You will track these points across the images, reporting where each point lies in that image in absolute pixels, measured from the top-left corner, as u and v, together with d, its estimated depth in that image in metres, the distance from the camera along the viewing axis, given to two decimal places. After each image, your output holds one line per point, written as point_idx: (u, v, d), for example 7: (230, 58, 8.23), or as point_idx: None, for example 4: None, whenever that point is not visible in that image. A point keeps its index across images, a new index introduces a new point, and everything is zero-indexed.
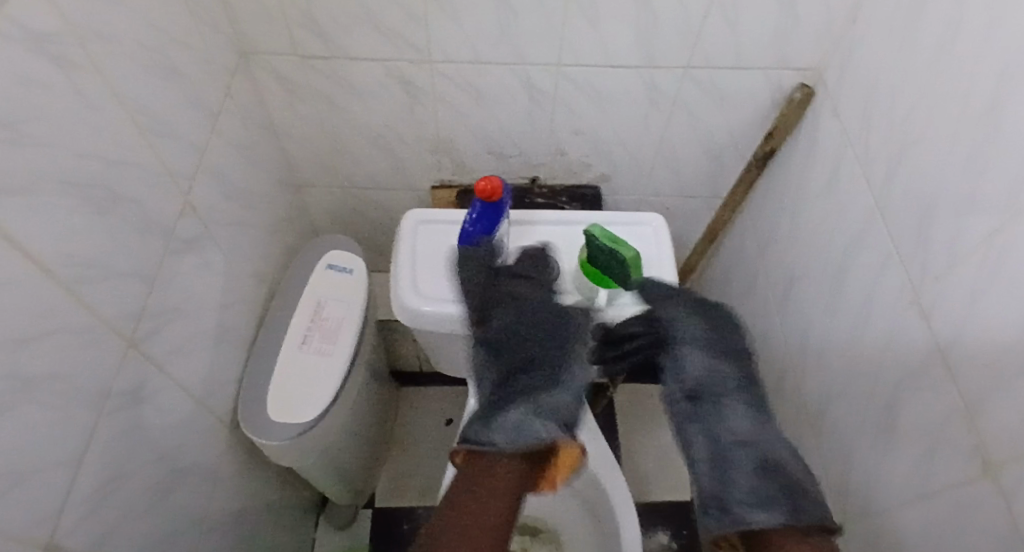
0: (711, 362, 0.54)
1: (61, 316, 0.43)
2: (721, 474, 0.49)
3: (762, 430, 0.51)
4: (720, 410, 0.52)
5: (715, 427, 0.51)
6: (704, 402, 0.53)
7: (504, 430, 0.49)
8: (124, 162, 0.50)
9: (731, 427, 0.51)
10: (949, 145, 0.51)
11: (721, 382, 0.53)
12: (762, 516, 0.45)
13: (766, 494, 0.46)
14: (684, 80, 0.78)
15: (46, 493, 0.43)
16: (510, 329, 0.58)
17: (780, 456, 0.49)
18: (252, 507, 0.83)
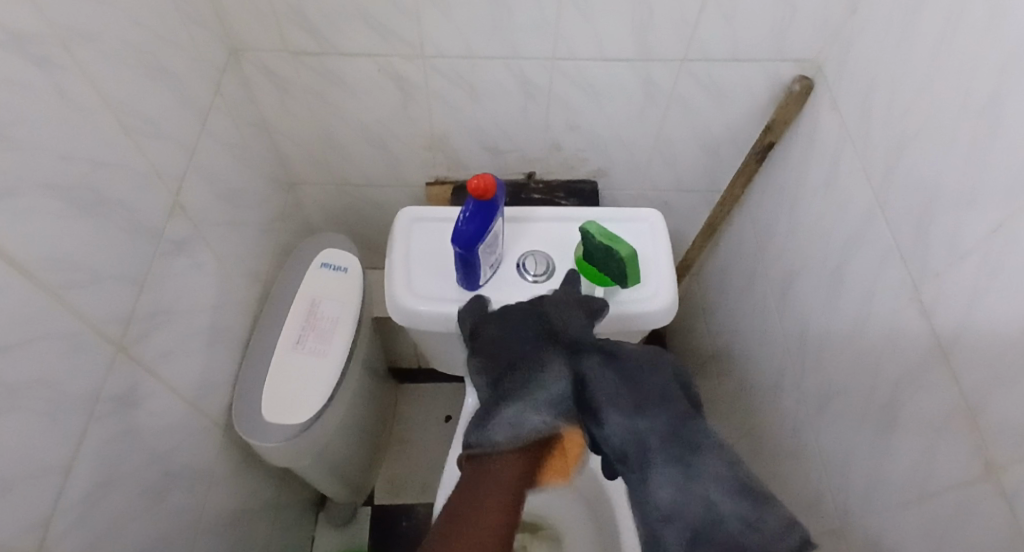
0: (631, 427, 0.52)
1: (47, 323, 0.42)
2: (682, 525, 0.49)
3: (686, 493, 0.49)
4: (645, 476, 0.51)
5: (642, 490, 0.51)
6: (632, 464, 0.51)
7: (500, 422, 0.51)
8: (110, 163, 0.49)
9: (657, 500, 0.50)
10: (949, 139, 0.50)
11: (645, 445, 0.51)
12: (674, 537, 0.49)
13: (727, 527, 0.48)
14: (681, 73, 0.77)
15: (35, 501, 0.42)
16: (513, 335, 0.61)
17: (694, 499, 0.48)
18: (248, 507, 0.83)
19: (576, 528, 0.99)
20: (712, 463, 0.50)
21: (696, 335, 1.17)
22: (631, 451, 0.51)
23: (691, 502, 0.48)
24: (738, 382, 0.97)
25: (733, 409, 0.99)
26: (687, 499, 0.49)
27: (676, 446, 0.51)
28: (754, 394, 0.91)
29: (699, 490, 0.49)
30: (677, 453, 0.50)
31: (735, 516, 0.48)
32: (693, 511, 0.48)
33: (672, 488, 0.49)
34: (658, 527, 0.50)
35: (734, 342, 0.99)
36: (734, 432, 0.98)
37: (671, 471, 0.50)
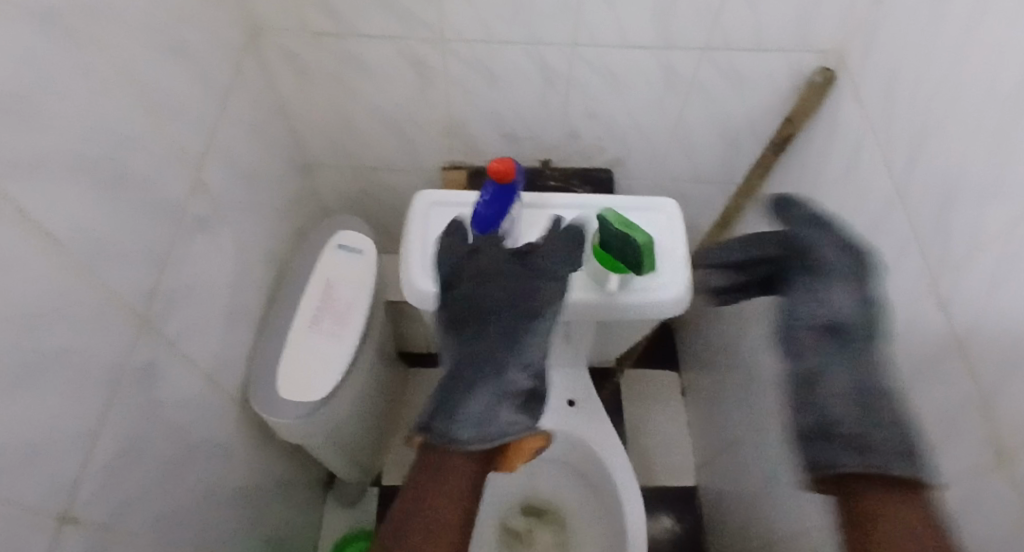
0: (863, 308, 0.60)
1: (74, 293, 0.43)
2: (865, 414, 0.55)
3: (871, 429, 0.53)
4: (851, 360, 0.57)
5: (856, 365, 0.58)
6: (856, 336, 0.59)
7: (466, 424, 0.53)
8: (135, 137, 0.50)
9: (870, 376, 0.57)
10: (975, 125, 0.49)
11: (851, 317, 0.60)
12: (903, 463, 0.52)
13: (907, 446, 0.53)
14: (702, 62, 0.76)
15: (60, 466, 0.43)
16: (481, 309, 0.60)
17: (891, 422, 0.54)
18: (262, 483, 0.84)
19: (583, 515, 1.00)
20: (884, 402, 0.56)
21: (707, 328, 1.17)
22: (859, 409, 0.55)
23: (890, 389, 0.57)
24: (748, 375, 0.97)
25: (743, 402, 0.99)
26: (875, 416, 0.54)
27: (864, 378, 0.57)
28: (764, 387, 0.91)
29: (895, 433, 0.54)
30: (864, 370, 0.57)
31: (890, 412, 0.55)
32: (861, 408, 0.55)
33: (851, 408, 0.55)
34: (893, 456, 0.52)
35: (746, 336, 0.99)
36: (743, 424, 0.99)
37: (894, 423, 0.54)
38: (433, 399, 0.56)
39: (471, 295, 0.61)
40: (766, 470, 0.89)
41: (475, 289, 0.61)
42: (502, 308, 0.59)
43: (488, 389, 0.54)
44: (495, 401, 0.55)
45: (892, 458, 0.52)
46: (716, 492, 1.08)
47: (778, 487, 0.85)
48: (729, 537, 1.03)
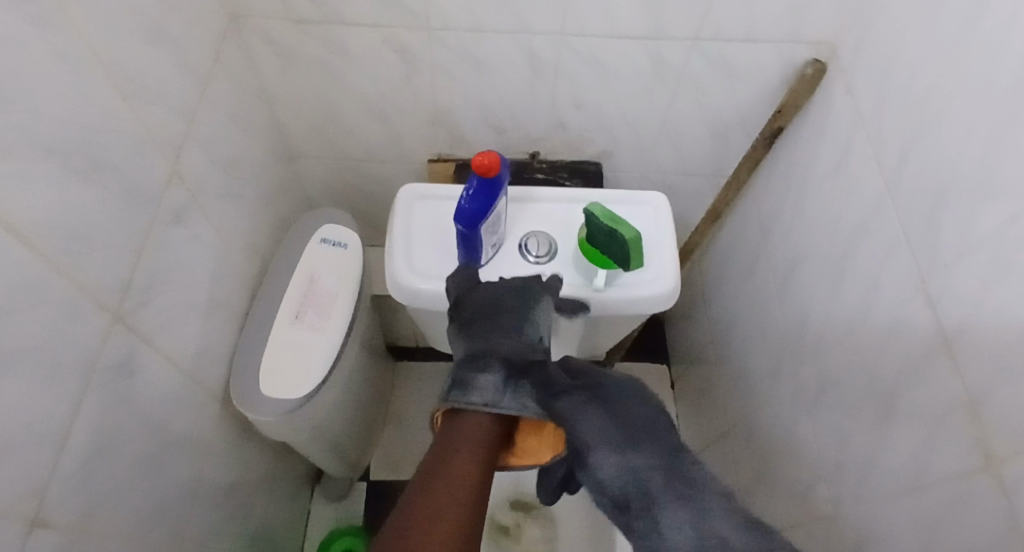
0: (667, 419, 0.53)
1: (45, 291, 0.42)
2: (699, 529, 0.44)
3: (702, 529, 0.44)
4: (695, 465, 0.49)
5: (695, 475, 0.48)
6: (676, 451, 0.50)
7: (479, 393, 0.55)
8: (106, 127, 0.48)
9: (706, 482, 0.48)
10: (969, 120, 0.48)
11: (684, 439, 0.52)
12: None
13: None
14: (692, 52, 0.75)
15: (29, 470, 0.42)
16: (489, 318, 0.62)
17: (731, 537, 0.43)
18: (245, 479, 0.83)
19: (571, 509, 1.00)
20: (728, 505, 0.46)
21: (695, 321, 1.17)
22: (633, 495, 0.47)
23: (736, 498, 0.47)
24: (736, 369, 0.97)
25: (731, 396, 0.99)
26: (721, 523, 0.44)
27: (691, 491, 0.46)
28: (751, 381, 0.91)
29: (712, 529, 0.44)
30: (701, 478, 0.48)
31: (733, 531, 0.44)
32: (635, 489, 0.47)
33: (689, 528, 0.44)
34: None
35: (735, 329, 0.99)
36: (731, 417, 0.99)
37: (679, 510, 0.45)
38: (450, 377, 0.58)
39: (478, 308, 0.63)
40: (752, 462, 0.89)
41: (481, 303, 0.63)
42: (508, 315, 0.61)
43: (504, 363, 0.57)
44: (508, 378, 0.56)
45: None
46: None
47: (763, 480, 0.85)
48: None
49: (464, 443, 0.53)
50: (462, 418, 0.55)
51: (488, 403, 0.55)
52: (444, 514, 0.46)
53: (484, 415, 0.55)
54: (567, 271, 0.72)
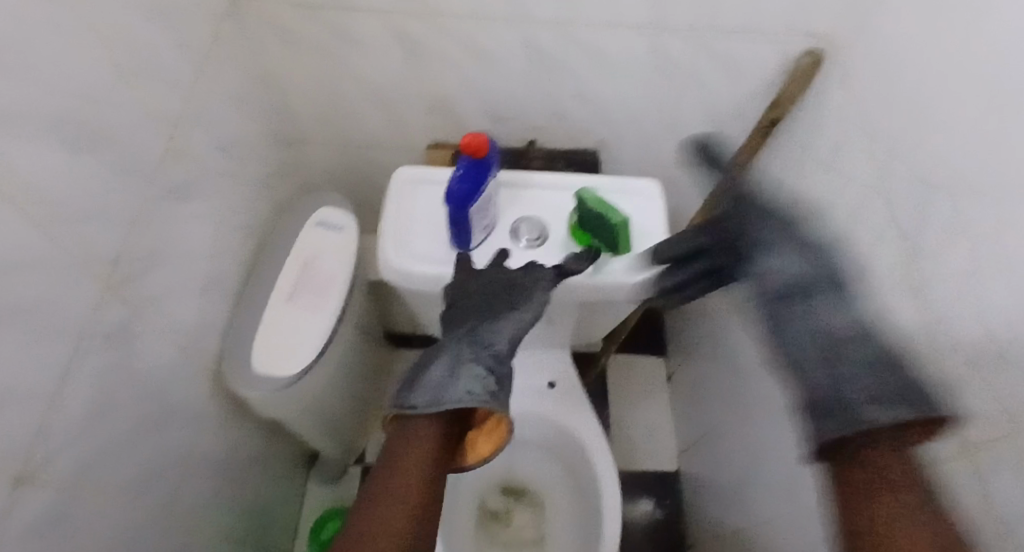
0: (797, 262, 0.56)
1: (35, 255, 0.43)
2: (840, 375, 0.48)
3: (851, 384, 0.46)
4: (811, 315, 0.53)
5: (805, 325, 0.52)
6: (813, 298, 0.53)
7: (423, 397, 0.53)
8: (101, 102, 0.49)
9: (826, 324, 0.52)
10: (962, 107, 0.48)
11: (811, 283, 0.54)
12: (884, 413, 0.43)
13: (877, 394, 0.45)
14: (690, 41, 0.75)
15: (20, 430, 0.43)
16: (474, 320, 0.60)
17: (857, 389, 0.46)
18: (238, 457, 0.85)
19: (561, 497, 1.00)
20: (859, 345, 0.49)
21: (691, 313, 1.17)
22: (835, 399, 0.47)
23: (863, 328, 0.50)
24: (728, 360, 0.97)
25: (723, 388, 0.99)
26: (851, 380, 0.46)
27: (827, 347, 0.50)
28: (741, 373, 0.92)
29: (877, 416, 0.43)
30: (825, 329, 0.51)
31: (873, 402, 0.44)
32: (825, 344, 0.50)
33: (828, 372, 0.48)
34: (869, 407, 0.44)
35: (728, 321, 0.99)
36: (723, 408, 0.99)
37: (875, 406, 0.44)
38: (402, 380, 0.57)
39: (458, 305, 0.63)
40: (743, 454, 0.89)
41: (463, 301, 0.63)
42: (464, 320, 0.61)
43: (441, 359, 0.56)
44: (452, 371, 0.54)
45: (866, 411, 0.44)
46: (695, 476, 1.09)
47: (754, 471, 0.86)
48: (706, 521, 1.04)
49: (403, 454, 0.52)
50: (412, 423, 0.54)
51: (417, 402, 0.52)
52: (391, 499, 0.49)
53: (426, 419, 0.54)
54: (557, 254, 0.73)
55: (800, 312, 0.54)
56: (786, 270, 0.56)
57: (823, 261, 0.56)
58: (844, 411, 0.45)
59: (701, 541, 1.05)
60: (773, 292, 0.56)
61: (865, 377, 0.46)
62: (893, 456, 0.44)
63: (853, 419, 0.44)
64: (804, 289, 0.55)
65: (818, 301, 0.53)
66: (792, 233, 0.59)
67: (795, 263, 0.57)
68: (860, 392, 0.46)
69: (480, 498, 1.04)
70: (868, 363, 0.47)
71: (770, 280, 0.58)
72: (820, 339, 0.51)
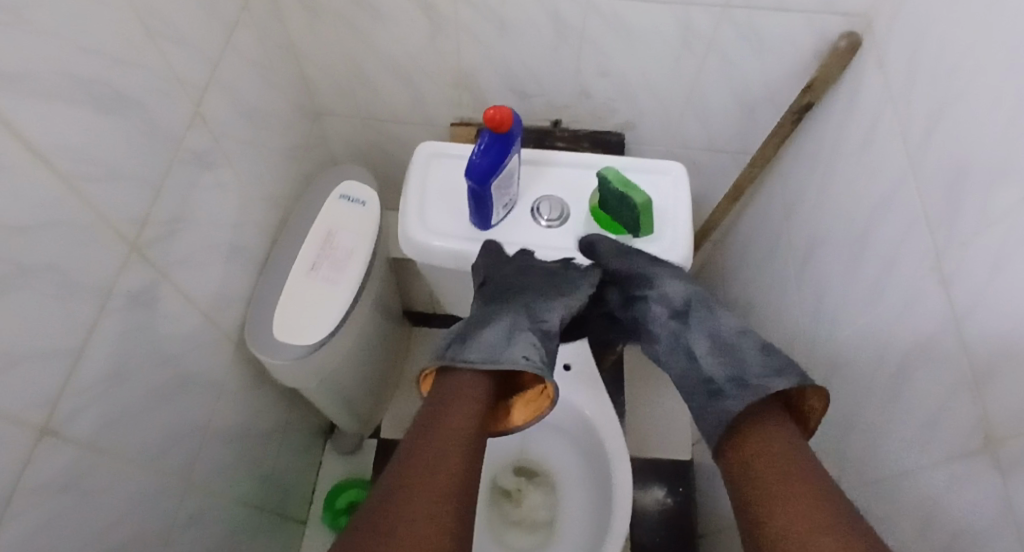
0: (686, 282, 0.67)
1: (62, 211, 0.44)
2: (730, 361, 0.58)
3: (718, 354, 0.60)
4: (711, 315, 0.64)
5: (710, 325, 0.63)
6: (693, 312, 0.65)
7: (478, 352, 0.58)
8: (128, 63, 0.49)
9: (724, 324, 0.62)
10: (996, 90, 0.45)
11: (703, 296, 0.66)
12: (779, 382, 0.53)
13: (776, 367, 0.55)
14: (722, 20, 0.73)
15: (43, 381, 0.44)
16: (539, 300, 0.66)
17: (749, 360, 0.57)
18: (258, 423, 0.87)
19: (571, 480, 1.01)
20: (746, 339, 0.60)
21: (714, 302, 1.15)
22: (726, 381, 0.56)
23: (748, 328, 0.61)
24: None
25: None
26: (739, 355, 0.58)
27: (723, 357, 0.59)
28: None
29: (769, 389, 0.53)
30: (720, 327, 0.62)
31: (757, 371, 0.55)
32: (725, 356, 0.59)
33: (724, 365, 0.58)
34: (764, 377, 0.54)
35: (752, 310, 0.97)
36: None
37: (780, 383, 0.53)
38: (450, 337, 0.61)
39: (505, 276, 0.67)
40: None
41: (509, 274, 0.68)
42: (531, 295, 0.66)
43: (507, 323, 0.62)
44: (510, 337, 0.60)
45: (762, 381, 0.54)
46: (709, 465, 1.08)
47: None
48: (718, 511, 1.03)
49: (450, 406, 0.54)
50: (455, 372, 0.58)
51: (471, 356, 0.58)
52: (429, 476, 0.48)
53: (474, 374, 0.58)
54: (576, 234, 0.72)
55: (698, 322, 0.64)
56: (683, 291, 0.66)
57: (700, 291, 0.66)
58: (740, 387, 0.54)
59: (711, 529, 1.05)
60: (672, 310, 0.66)
61: (757, 357, 0.57)
62: (770, 442, 0.50)
63: (754, 388, 0.54)
64: (702, 305, 0.65)
65: (715, 309, 0.64)
66: (669, 262, 0.69)
67: (687, 284, 0.67)
68: (760, 366, 0.56)
69: (491, 475, 1.03)
70: (759, 348, 0.58)
71: (668, 299, 0.66)
72: (712, 346, 0.61)
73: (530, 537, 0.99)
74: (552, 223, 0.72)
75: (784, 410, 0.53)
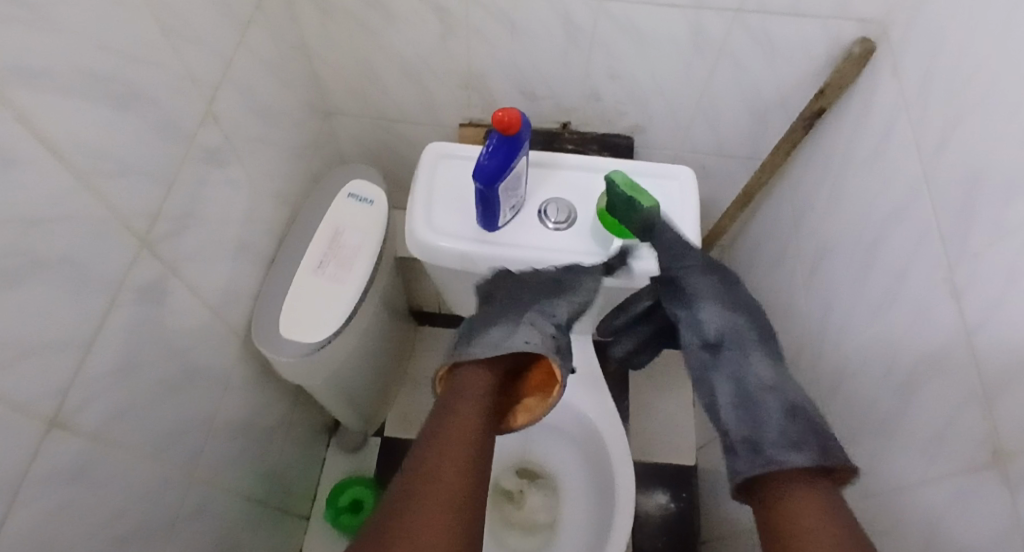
0: (727, 315, 0.62)
1: (77, 206, 0.44)
2: (751, 418, 0.55)
3: (744, 405, 0.56)
4: (744, 359, 0.59)
5: (741, 370, 0.58)
6: (725, 350, 0.60)
7: (484, 344, 0.60)
8: (143, 61, 0.50)
9: (756, 375, 0.58)
10: (1012, 102, 0.45)
11: (741, 332, 0.61)
12: (796, 456, 0.50)
13: (792, 438, 0.51)
14: (734, 25, 0.72)
15: (55, 373, 0.45)
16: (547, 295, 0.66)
17: (772, 419, 0.53)
18: (262, 418, 0.88)
19: (573, 483, 1.00)
20: (773, 397, 0.55)
21: None
22: (746, 437, 0.53)
23: (785, 382, 0.57)
24: None
25: None
26: (762, 416, 0.54)
27: (747, 410, 0.56)
28: None
29: (784, 461, 0.50)
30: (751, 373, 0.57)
31: (781, 432, 0.52)
32: (749, 408, 0.55)
33: (741, 419, 0.55)
34: (778, 447, 0.51)
35: None
36: None
37: (793, 453, 0.50)
38: (459, 337, 0.64)
39: (507, 279, 0.70)
40: None
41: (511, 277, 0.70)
42: (537, 287, 0.67)
43: (513, 315, 0.63)
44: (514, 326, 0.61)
45: (775, 451, 0.51)
46: (713, 471, 1.08)
47: None
48: (720, 517, 1.03)
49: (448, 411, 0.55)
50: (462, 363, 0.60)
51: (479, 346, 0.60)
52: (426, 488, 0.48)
53: (481, 369, 0.60)
54: (583, 237, 0.72)
55: (733, 360, 0.59)
56: (719, 324, 0.61)
57: (737, 323, 0.61)
58: (753, 452, 0.52)
59: (713, 535, 1.05)
60: (703, 341, 0.61)
61: (778, 420, 0.53)
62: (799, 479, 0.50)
63: (764, 456, 0.51)
64: (741, 342, 0.60)
65: (752, 352, 0.60)
66: (716, 286, 0.64)
67: (725, 315, 0.62)
68: (780, 434, 0.52)
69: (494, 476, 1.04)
70: (784, 410, 0.54)
71: (702, 328, 0.62)
72: (736, 398, 0.57)
73: (535, 538, 1.00)
74: (561, 225, 0.72)
75: (807, 480, 0.50)
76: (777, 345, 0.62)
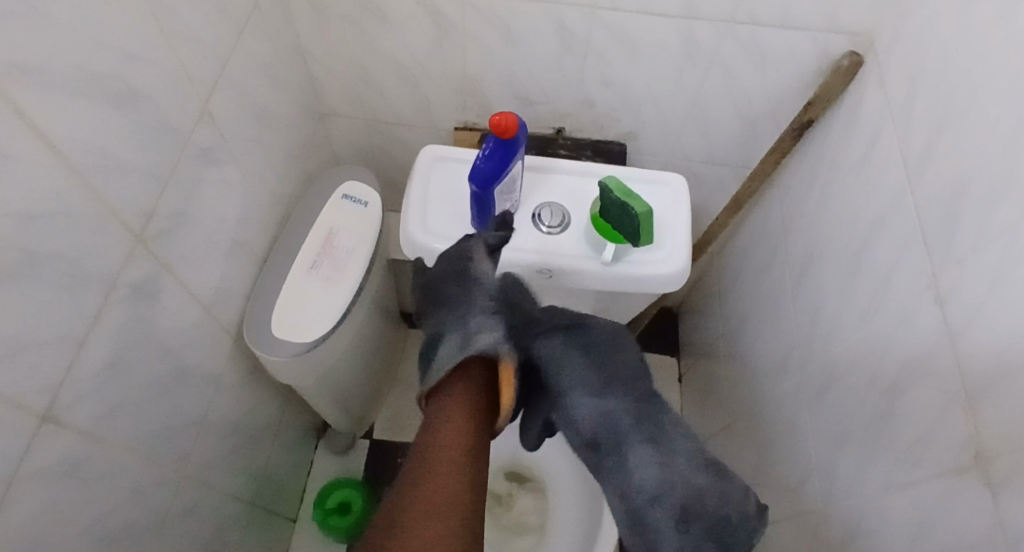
0: (602, 405, 0.58)
1: (73, 200, 0.44)
2: (642, 530, 0.56)
3: (629, 505, 0.57)
4: (624, 461, 0.57)
5: (624, 477, 0.57)
6: (603, 449, 0.59)
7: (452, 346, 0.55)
8: (141, 58, 0.50)
9: (639, 481, 0.56)
10: (994, 114, 0.46)
11: (616, 424, 0.58)
12: None
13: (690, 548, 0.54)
14: (725, 35, 0.74)
15: (47, 369, 0.45)
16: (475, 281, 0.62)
17: (667, 534, 0.55)
18: (252, 418, 0.87)
19: (562, 487, 1.00)
20: (658, 506, 0.55)
21: (713, 313, 1.16)
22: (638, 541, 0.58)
23: (667, 486, 0.55)
24: (747, 362, 0.96)
25: (741, 388, 0.98)
26: (653, 531, 0.55)
27: (637, 521, 0.57)
28: (760, 374, 0.91)
29: None
30: (629, 476, 0.56)
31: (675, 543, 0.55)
32: (634, 514, 0.57)
33: (634, 533, 0.57)
34: None
35: (748, 323, 0.98)
36: (738, 409, 0.98)
37: None
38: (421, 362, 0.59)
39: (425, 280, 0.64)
40: (755, 454, 0.89)
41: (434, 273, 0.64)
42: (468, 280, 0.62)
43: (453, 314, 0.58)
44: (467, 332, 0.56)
45: None
46: None
47: (763, 472, 0.85)
48: None
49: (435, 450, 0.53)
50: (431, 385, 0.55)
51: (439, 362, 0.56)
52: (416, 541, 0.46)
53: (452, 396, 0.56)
54: (577, 242, 0.73)
55: (615, 466, 0.58)
56: (593, 415, 0.58)
57: (612, 409, 0.58)
58: None
59: None
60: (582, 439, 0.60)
61: (675, 534, 0.54)
62: None
63: None
64: (615, 436, 0.58)
65: (630, 449, 0.57)
66: (578, 355, 0.60)
67: (598, 403, 0.58)
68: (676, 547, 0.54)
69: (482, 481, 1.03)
70: (674, 522, 0.54)
71: (578, 426, 0.60)
72: (625, 507, 0.57)
73: (527, 539, 1.01)
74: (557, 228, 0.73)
75: None
76: (655, 408, 0.59)
